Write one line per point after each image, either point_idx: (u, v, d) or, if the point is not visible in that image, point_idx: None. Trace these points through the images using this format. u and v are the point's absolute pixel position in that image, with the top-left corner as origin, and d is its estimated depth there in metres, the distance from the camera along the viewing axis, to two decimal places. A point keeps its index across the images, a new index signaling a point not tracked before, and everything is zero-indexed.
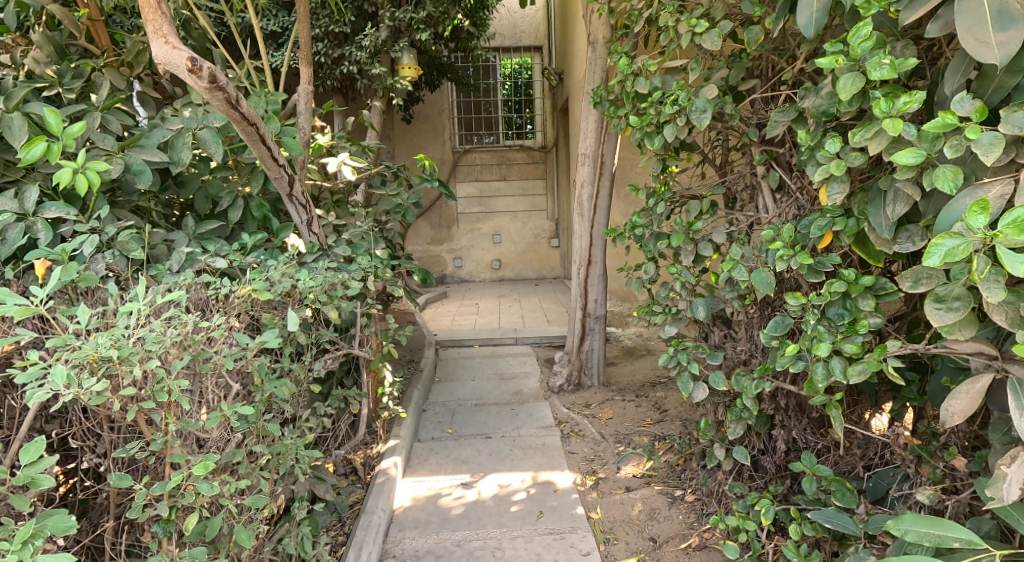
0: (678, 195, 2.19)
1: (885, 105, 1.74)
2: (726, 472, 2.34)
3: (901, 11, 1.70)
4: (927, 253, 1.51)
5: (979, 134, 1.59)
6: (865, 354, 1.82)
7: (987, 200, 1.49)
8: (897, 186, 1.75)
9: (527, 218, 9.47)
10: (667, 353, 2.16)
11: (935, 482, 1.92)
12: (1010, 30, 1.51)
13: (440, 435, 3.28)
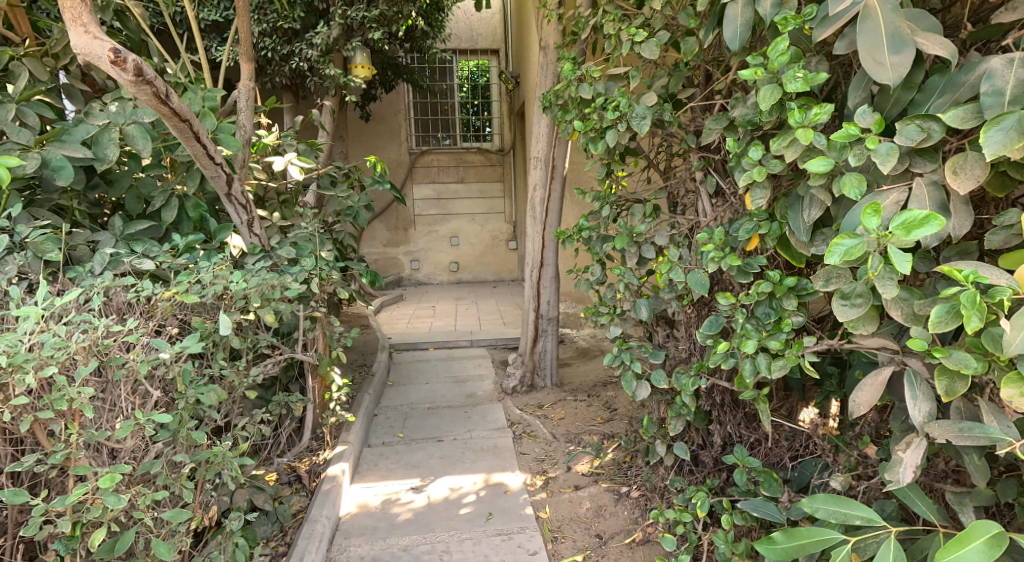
0: (624, 198, 2.23)
1: (799, 115, 1.90)
2: (669, 467, 2.39)
3: (814, 28, 1.89)
4: (830, 252, 1.74)
5: (878, 144, 1.78)
6: (786, 348, 1.96)
7: (881, 204, 1.71)
8: (811, 191, 1.89)
9: (485, 221, 9.52)
10: (612, 352, 2.19)
11: (849, 469, 1.99)
12: (902, 53, 1.75)
13: (392, 438, 3.22)
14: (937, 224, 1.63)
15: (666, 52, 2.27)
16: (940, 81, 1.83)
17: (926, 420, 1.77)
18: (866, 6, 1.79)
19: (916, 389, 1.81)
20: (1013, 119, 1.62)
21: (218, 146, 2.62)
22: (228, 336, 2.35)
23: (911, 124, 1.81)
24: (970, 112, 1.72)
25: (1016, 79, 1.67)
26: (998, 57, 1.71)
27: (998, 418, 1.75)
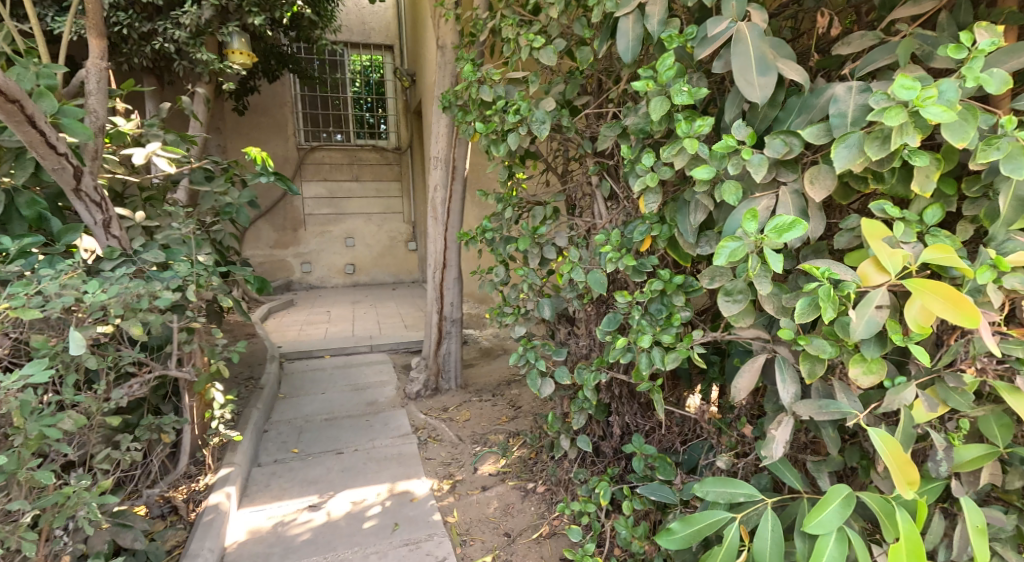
0: (525, 200, 2.28)
1: (685, 127, 2.02)
2: (572, 460, 2.48)
3: (695, 47, 2.03)
4: (718, 253, 1.88)
5: (751, 155, 1.93)
6: (676, 342, 2.05)
7: (757, 209, 1.89)
8: (696, 196, 2.03)
9: (381, 221, 9.31)
10: (517, 352, 2.23)
11: (731, 448, 2.15)
12: (767, 76, 1.93)
13: (286, 455, 3.01)
14: (801, 228, 1.82)
15: (562, 59, 2.34)
16: (797, 101, 1.99)
17: (792, 400, 1.97)
18: (737, 30, 1.98)
19: (785, 375, 1.99)
20: (855, 139, 1.82)
21: (59, 132, 2.31)
22: (77, 355, 2.04)
23: (780, 137, 1.97)
24: (820, 131, 1.90)
25: (855, 104, 1.87)
26: (842, 84, 1.91)
27: (847, 393, 1.96)
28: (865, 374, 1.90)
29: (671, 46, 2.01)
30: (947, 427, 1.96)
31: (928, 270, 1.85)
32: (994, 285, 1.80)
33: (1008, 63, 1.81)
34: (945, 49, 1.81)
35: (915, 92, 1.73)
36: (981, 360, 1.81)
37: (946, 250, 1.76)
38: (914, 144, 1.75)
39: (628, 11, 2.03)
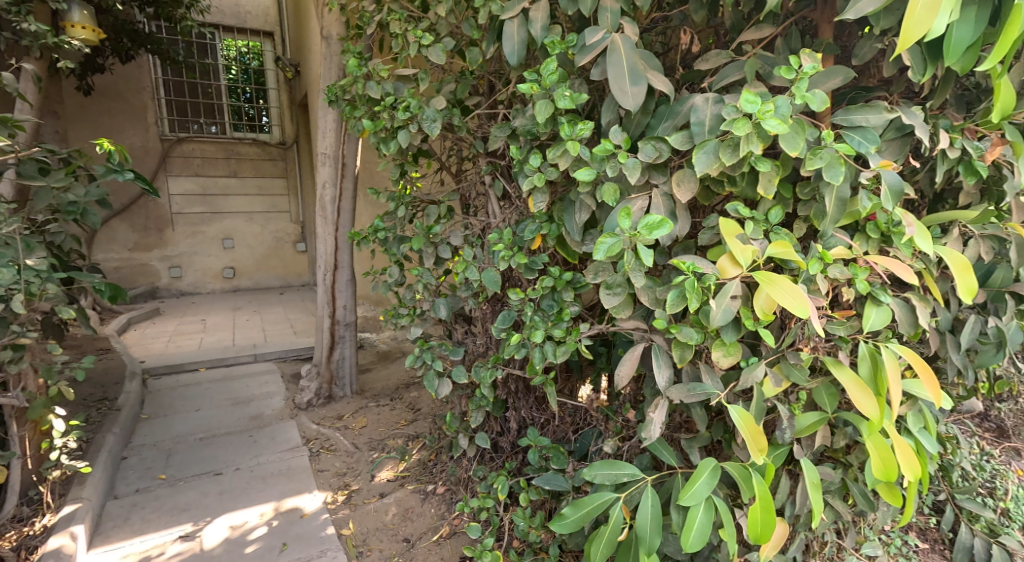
0: (417, 199, 2.29)
1: (567, 130, 2.04)
2: (472, 457, 2.47)
3: (575, 55, 2.05)
4: (596, 249, 1.94)
5: (626, 158, 2.00)
6: (566, 335, 2.09)
7: (631, 206, 1.93)
8: (580, 196, 2.06)
9: (265, 221, 8.74)
10: (414, 353, 2.20)
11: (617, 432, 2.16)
12: (639, 85, 1.97)
13: (152, 483, 2.81)
14: (669, 227, 1.90)
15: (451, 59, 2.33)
16: (666, 109, 2.04)
17: (666, 385, 2.01)
18: (612, 40, 1.99)
19: (660, 360, 2.03)
20: (712, 146, 1.88)
21: None
22: None
23: (652, 142, 2.01)
24: (684, 137, 1.94)
25: (711, 113, 1.94)
26: (700, 95, 1.97)
27: (711, 375, 2.03)
28: (725, 355, 1.95)
29: (554, 53, 2.06)
30: (789, 400, 2.06)
31: (771, 262, 1.94)
32: (822, 274, 1.91)
33: (827, 83, 1.91)
34: (778, 69, 1.89)
35: (756, 105, 1.82)
36: (813, 340, 1.97)
37: (784, 245, 1.85)
38: (757, 153, 1.84)
39: (513, 15, 2.04)
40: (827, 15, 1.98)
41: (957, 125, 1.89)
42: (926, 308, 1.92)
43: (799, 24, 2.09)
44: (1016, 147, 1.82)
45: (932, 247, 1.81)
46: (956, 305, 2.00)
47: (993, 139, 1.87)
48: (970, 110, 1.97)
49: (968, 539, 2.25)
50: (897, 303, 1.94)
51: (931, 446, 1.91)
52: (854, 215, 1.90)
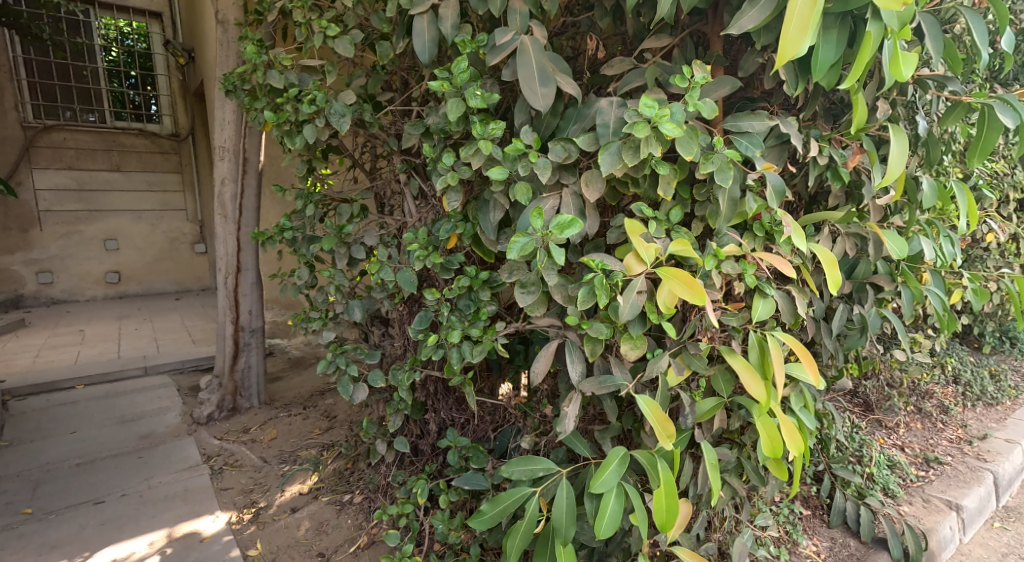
0: (328, 198, 2.20)
1: (479, 129, 1.96)
2: (391, 463, 2.35)
3: (486, 54, 1.96)
4: (509, 247, 1.85)
5: (537, 158, 1.92)
6: (483, 335, 2.00)
7: (542, 205, 1.85)
8: (493, 195, 1.99)
9: (157, 220, 7.67)
10: (325, 359, 2.12)
11: (535, 428, 2.10)
12: (548, 88, 1.90)
13: (17, 518, 2.51)
14: (579, 227, 1.84)
15: (361, 52, 2.20)
16: (574, 111, 1.97)
17: (578, 378, 1.93)
18: (521, 42, 1.91)
19: (574, 355, 1.94)
20: (615, 148, 1.83)
21: None
22: None
23: (564, 142, 1.93)
24: (591, 139, 1.89)
25: (615, 118, 1.88)
26: (605, 99, 1.92)
27: (621, 367, 1.95)
28: (633, 348, 1.91)
29: (465, 52, 2.01)
30: (690, 388, 1.96)
31: (672, 259, 1.90)
32: (717, 270, 1.86)
33: (717, 93, 1.88)
34: (672, 77, 1.84)
35: (655, 110, 1.77)
36: (711, 330, 1.91)
37: (684, 242, 1.80)
38: (658, 155, 1.79)
39: (422, 11, 1.97)
40: (715, 29, 1.93)
41: (824, 135, 1.88)
42: (803, 299, 1.92)
43: (693, 36, 2.01)
44: (871, 157, 1.84)
45: (806, 244, 1.81)
46: (828, 294, 1.99)
47: (852, 149, 1.88)
48: (836, 121, 1.97)
49: (841, 505, 2.43)
50: (780, 294, 1.89)
51: (812, 423, 1.90)
52: (742, 216, 1.88)
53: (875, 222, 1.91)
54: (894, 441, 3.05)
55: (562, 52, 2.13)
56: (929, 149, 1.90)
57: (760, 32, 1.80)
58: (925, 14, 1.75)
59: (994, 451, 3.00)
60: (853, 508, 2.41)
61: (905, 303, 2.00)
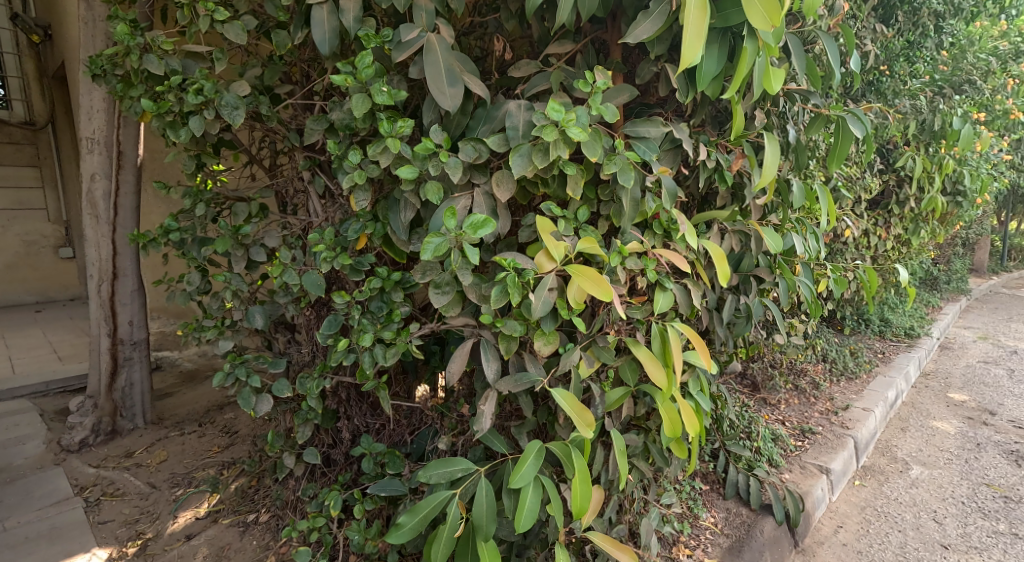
0: (221, 196, 2.05)
1: (387, 126, 1.86)
2: (299, 476, 2.21)
3: (391, 50, 1.88)
4: (422, 249, 1.77)
5: (448, 157, 1.87)
6: (396, 337, 1.92)
7: (455, 205, 1.79)
8: (404, 195, 1.90)
9: (9, 222, 6.36)
10: (223, 371, 1.96)
11: (453, 429, 2.07)
12: (456, 88, 1.84)
13: None
14: (493, 227, 1.80)
15: (255, 40, 2.04)
16: (484, 112, 1.94)
17: (494, 377, 1.87)
18: (427, 40, 1.86)
19: (488, 354, 1.89)
20: (525, 150, 1.80)
21: None
22: None
23: (474, 142, 1.89)
24: (500, 140, 1.86)
25: (524, 120, 1.87)
26: (513, 101, 1.90)
27: (535, 363, 1.91)
28: (546, 344, 1.86)
29: (369, 47, 1.90)
30: (600, 379, 1.96)
31: (580, 256, 1.86)
32: (622, 266, 1.84)
33: (618, 99, 1.87)
34: (576, 82, 1.84)
35: (561, 114, 1.75)
36: (618, 323, 1.90)
37: (591, 240, 1.79)
38: (566, 158, 1.77)
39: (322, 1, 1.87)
40: (614, 38, 1.95)
41: (712, 140, 1.95)
42: (698, 292, 1.97)
43: (594, 43, 2.01)
44: (752, 162, 1.91)
45: (698, 241, 1.84)
46: (719, 287, 2.08)
47: (736, 154, 1.96)
48: (721, 129, 2.07)
49: (733, 479, 2.62)
50: (677, 288, 1.93)
51: (708, 407, 1.91)
52: (642, 216, 1.87)
53: (754, 219, 2.04)
54: (777, 416, 3.43)
55: (471, 51, 2.08)
56: (798, 155, 2.04)
57: (653, 42, 1.84)
58: (792, 35, 1.83)
59: (855, 418, 3.42)
60: (744, 480, 2.60)
61: (782, 292, 2.13)
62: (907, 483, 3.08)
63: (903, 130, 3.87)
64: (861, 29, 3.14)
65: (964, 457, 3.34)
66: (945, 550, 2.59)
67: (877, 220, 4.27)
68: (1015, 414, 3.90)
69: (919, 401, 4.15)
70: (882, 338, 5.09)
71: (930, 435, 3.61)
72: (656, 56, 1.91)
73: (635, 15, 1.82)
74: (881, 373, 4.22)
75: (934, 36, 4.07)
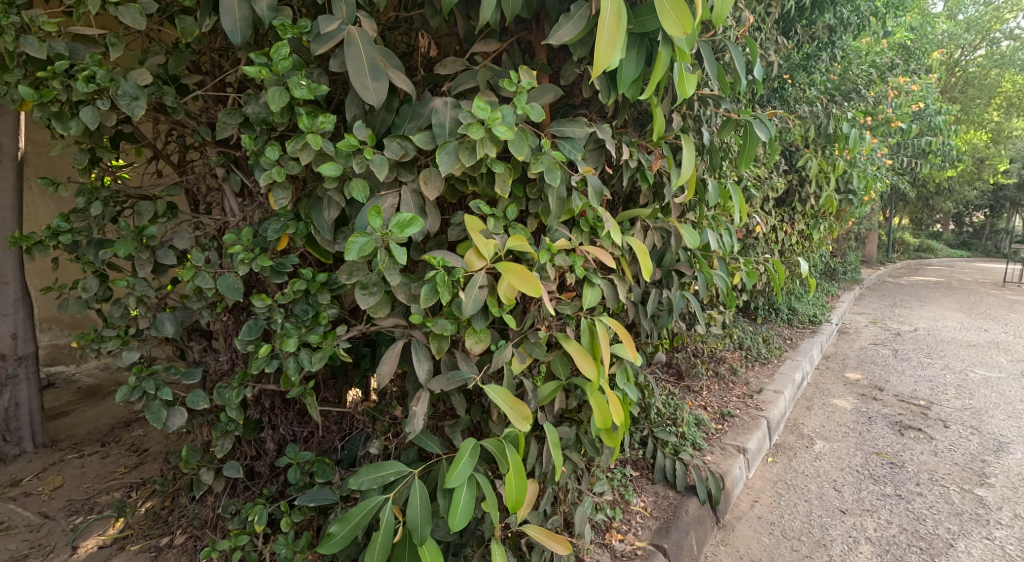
0: (121, 195, 1.89)
1: (306, 121, 1.75)
2: (219, 493, 2.08)
3: (310, 43, 1.76)
4: (346, 249, 1.65)
5: (372, 154, 1.76)
6: (323, 341, 1.84)
7: (381, 203, 1.68)
8: (327, 193, 1.78)
9: None
10: (128, 385, 1.80)
11: (385, 432, 2.04)
12: (381, 81, 1.74)
13: None
14: (421, 225, 1.69)
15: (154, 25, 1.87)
16: (409, 109, 1.86)
17: (426, 377, 1.81)
18: (348, 33, 1.75)
19: (420, 354, 1.82)
20: (452, 148, 1.74)
21: None
22: None
23: (400, 140, 1.80)
24: (427, 138, 1.79)
25: (450, 118, 1.80)
26: (439, 99, 1.84)
27: (468, 361, 1.87)
28: (477, 342, 1.82)
29: (285, 38, 1.78)
30: (532, 374, 1.99)
31: (511, 254, 1.85)
32: (551, 263, 1.87)
33: (543, 99, 1.88)
34: (501, 82, 1.82)
35: (487, 112, 1.71)
36: (549, 319, 1.94)
37: (521, 238, 1.77)
38: (493, 156, 1.74)
39: None
40: (538, 39, 1.98)
41: (634, 141, 2.06)
42: (624, 286, 2.07)
43: (520, 44, 2.04)
44: (671, 162, 2.06)
45: (622, 238, 1.92)
46: (644, 281, 2.20)
47: (655, 155, 2.10)
48: (642, 130, 2.17)
49: (662, 462, 2.80)
50: (605, 283, 2.01)
51: (635, 396, 2.02)
52: (569, 214, 1.91)
53: (673, 216, 2.19)
54: (700, 401, 3.71)
55: (396, 46, 2.04)
56: (712, 157, 2.20)
57: (575, 44, 1.86)
58: (704, 42, 1.94)
59: (767, 401, 3.80)
60: (670, 464, 2.78)
61: (701, 285, 2.32)
62: (811, 457, 3.43)
63: (803, 135, 4.23)
64: (765, 41, 3.41)
65: (858, 429, 3.80)
66: (843, 514, 2.87)
67: (783, 218, 4.64)
68: (898, 389, 4.52)
69: (822, 383, 4.70)
70: (790, 325, 5.88)
71: (831, 412, 4.09)
72: (578, 59, 1.95)
73: (558, 17, 1.85)
74: (789, 358, 4.77)
75: (827, 49, 4.46)
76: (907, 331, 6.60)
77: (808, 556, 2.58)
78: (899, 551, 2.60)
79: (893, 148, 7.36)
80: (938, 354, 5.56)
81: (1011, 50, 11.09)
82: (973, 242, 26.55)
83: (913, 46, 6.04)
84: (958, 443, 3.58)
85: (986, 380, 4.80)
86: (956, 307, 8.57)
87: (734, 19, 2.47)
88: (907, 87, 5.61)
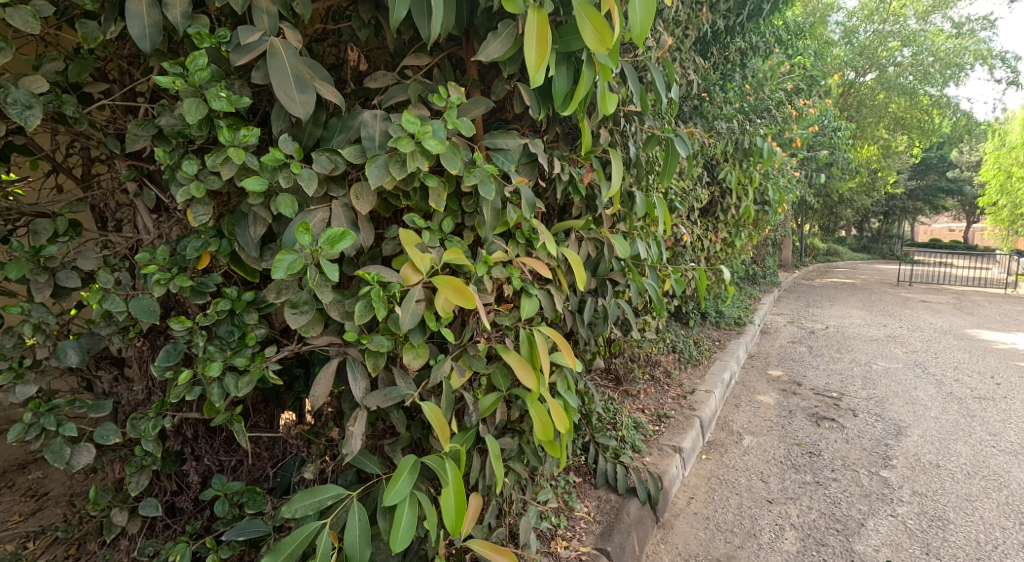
0: (14, 211, 1.73)
1: (226, 134, 1.64)
2: (134, 535, 1.93)
3: (229, 53, 1.62)
4: (274, 267, 1.55)
5: (299, 169, 1.67)
6: (250, 363, 1.74)
7: (308, 220, 1.60)
8: (251, 209, 1.68)
9: None
10: (22, 422, 1.62)
11: (320, 456, 1.98)
12: (307, 93, 1.63)
13: None
14: (353, 239, 1.62)
15: (52, 29, 1.70)
16: (338, 122, 1.77)
17: (362, 397, 1.73)
18: (270, 44, 1.63)
19: (356, 373, 1.74)
20: (381, 160, 1.68)
21: None
22: None
23: (330, 153, 1.71)
24: (356, 151, 1.70)
25: (380, 130, 1.73)
26: (369, 112, 1.76)
27: (405, 377, 1.83)
28: (415, 358, 1.77)
29: (202, 47, 1.63)
30: (473, 387, 2.01)
31: (446, 267, 1.82)
32: (488, 275, 1.89)
33: (473, 113, 1.89)
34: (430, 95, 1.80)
35: (417, 125, 1.67)
36: (488, 332, 1.96)
37: (456, 250, 1.75)
38: (426, 169, 1.69)
39: None
40: (468, 55, 2.01)
41: (565, 156, 2.18)
42: (561, 296, 2.15)
43: (450, 59, 2.07)
44: (600, 175, 2.16)
45: (557, 249, 1.98)
46: (580, 291, 2.29)
47: (586, 168, 2.21)
48: (574, 144, 2.28)
49: (605, 467, 2.87)
50: (541, 293, 2.08)
51: (576, 403, 2.08)
52: (505, 226, 1.94)
53: (605, 227, 2.29)
54: (637, 405, 3.87)
55: (325, 58, 2.01)
56: (638, 170, 2.34)
57: (505, 62, 1.89)
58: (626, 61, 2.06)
59: (699, 401, 4.02)
60: (612, 468, 2.86)
61: (634, 293, 2.44)
62: (740, 451, 3.65)
63: (721, 149, 4.53)
64: (683, 62, 3.66)
65: (781, 422, 4.08)
66: (770, 504, 3.06)
67: (708, 226, 4.92)
68: (813, 383, 4.91)
69: (748, 381, 5.04)
70: (718, 326, 6.34)
71: (756, 407, 4.39)
72: (508, 76, 2.00)
73: (486, 35, 1.89)
74: (718, 358, 5.11)
75: (737, 70, 4.81)
76: (817, 330, 7.14)
77: (739, 547, 2.73)
78: (819, 535, 2.79)
79: (801, 161, 7.93)
80: (846, 350, 6.05)
81: (893, 74, 12.28)
82: (868, 244, 28.94)
83: (812, 66, 6.54)
84: (865, 430, 3.91)
85: (884, 371, 5.26)
86: (860, 305, 9.29)
87: (652, 42, 2.64)
88: (808, 107, 6.13)
